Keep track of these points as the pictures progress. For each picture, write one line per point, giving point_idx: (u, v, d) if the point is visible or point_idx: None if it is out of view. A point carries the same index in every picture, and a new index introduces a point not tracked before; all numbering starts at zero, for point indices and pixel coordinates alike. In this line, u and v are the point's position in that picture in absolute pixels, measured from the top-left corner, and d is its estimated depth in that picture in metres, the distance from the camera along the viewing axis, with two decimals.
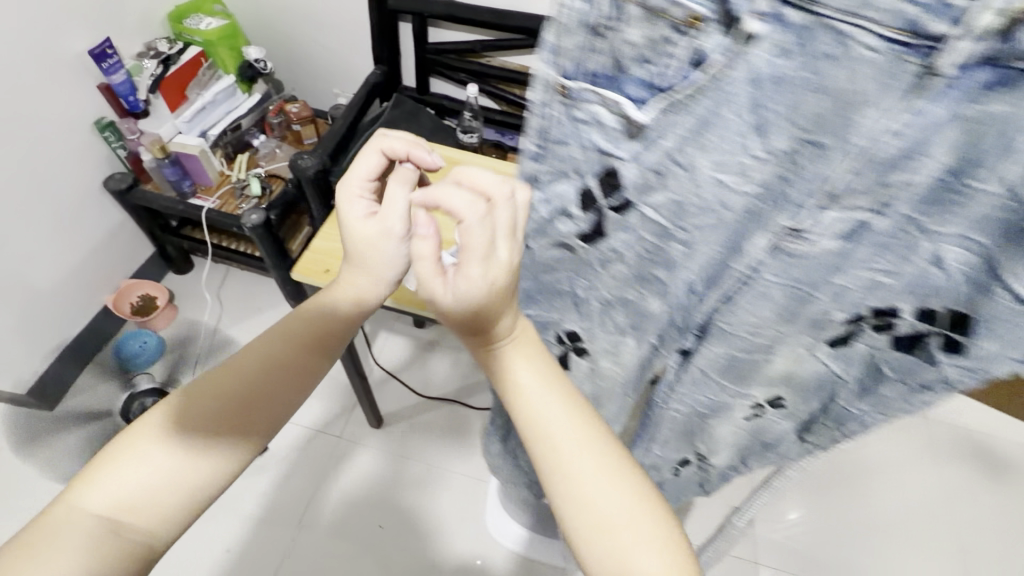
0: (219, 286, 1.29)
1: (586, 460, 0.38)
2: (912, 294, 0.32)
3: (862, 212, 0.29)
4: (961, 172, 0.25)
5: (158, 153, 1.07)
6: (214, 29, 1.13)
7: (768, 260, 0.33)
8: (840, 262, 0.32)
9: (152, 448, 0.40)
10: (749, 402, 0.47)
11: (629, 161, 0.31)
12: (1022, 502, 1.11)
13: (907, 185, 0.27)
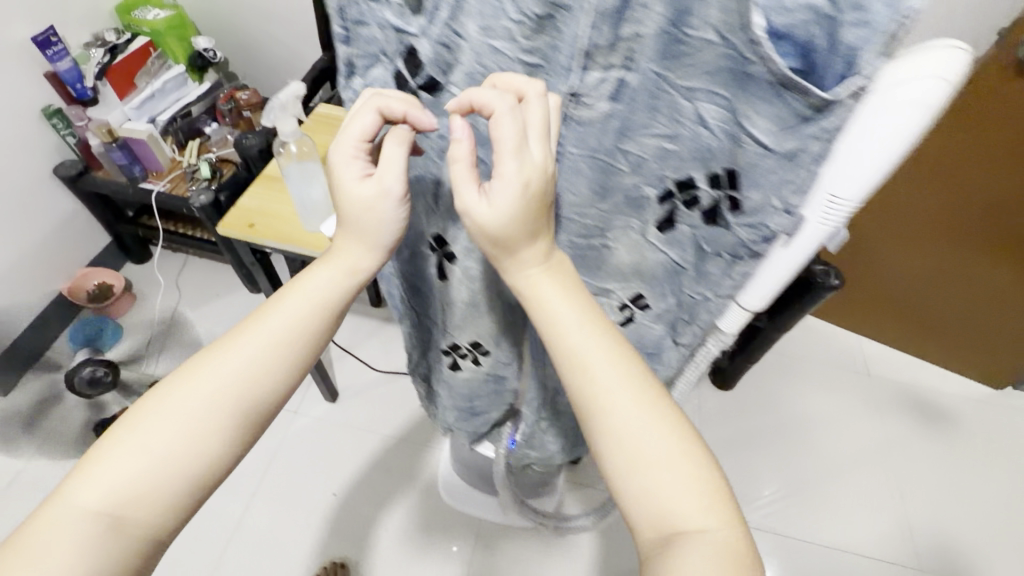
0: (178, 272, 1.34)
1: (625, 393, 0.34)
2: (697, 160, 0.32)
3: (616, 69, 0.28)
4: (679, 22, 0.26)
5: (106, 137, 1.08)
6: (161, 19, 1.13)
7: (566, 133, 0.33)
8: (623, 128, 0.31)
9: (174, 422, 0.35)
10: (614, 302, 0.46)
11: (421, 36, 0.29)
12: (954, 447, 1.25)
13: (640, 37, 0.27)
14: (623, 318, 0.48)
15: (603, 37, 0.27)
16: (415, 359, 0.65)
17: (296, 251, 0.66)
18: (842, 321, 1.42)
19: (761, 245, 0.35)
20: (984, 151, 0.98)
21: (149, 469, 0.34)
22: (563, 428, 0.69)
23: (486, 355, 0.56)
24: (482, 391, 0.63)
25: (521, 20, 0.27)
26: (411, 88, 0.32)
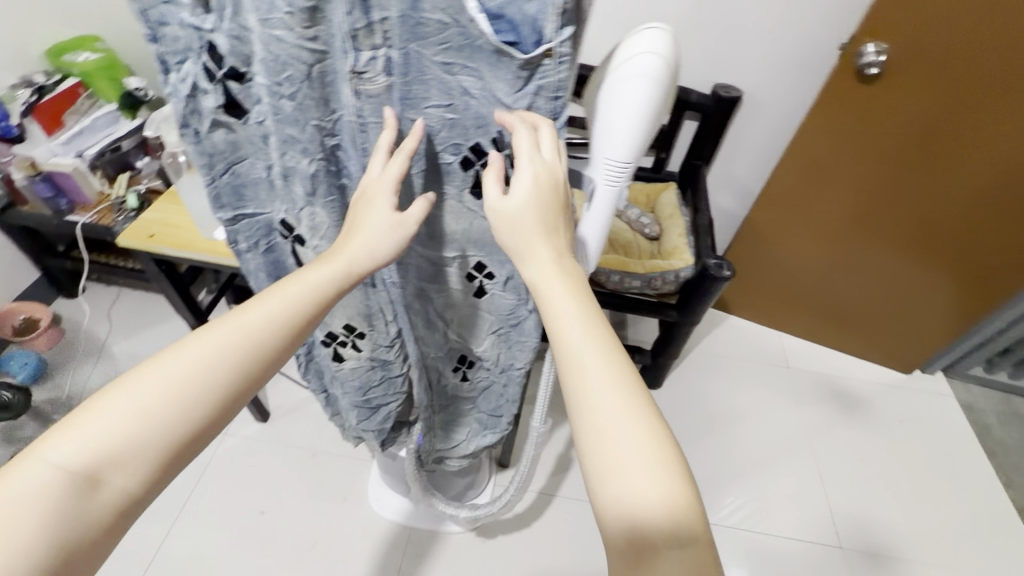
0: (111, 304, 1.35)
1: (613, 400, 0.35)
2: (477, 128, 0.40)
3: (381, 50, 0.35)
4: (416, 9, 0.33)
5: (29, 170, 1.13)
6: (91, 61, 1.18)
7: (362, 105, 0.38)
8: (405, 96, 0.38)
9: (159, 390, 0.36)
10: (459, 271, 0.53)
11: (217, 32, 0.35)
12: (872, 432, 1.31)
13: (389, 21, 0.34)
14: (473, 288, 0.55)
15: (358, 20, 0.33)
16: (305, 364, 0.73)
17: (194, 256, 0.71)
18: (761, 317, 1.51)
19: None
20: (853, 150, 1.09)
21: (129, 434, 0.35)
22: (461, 408, 0.76)
23: (363, 338, 0.61)
24: (374, 381, 0.68)
25: (290, 10, 0.33)
26: (220, 79, 0.38)
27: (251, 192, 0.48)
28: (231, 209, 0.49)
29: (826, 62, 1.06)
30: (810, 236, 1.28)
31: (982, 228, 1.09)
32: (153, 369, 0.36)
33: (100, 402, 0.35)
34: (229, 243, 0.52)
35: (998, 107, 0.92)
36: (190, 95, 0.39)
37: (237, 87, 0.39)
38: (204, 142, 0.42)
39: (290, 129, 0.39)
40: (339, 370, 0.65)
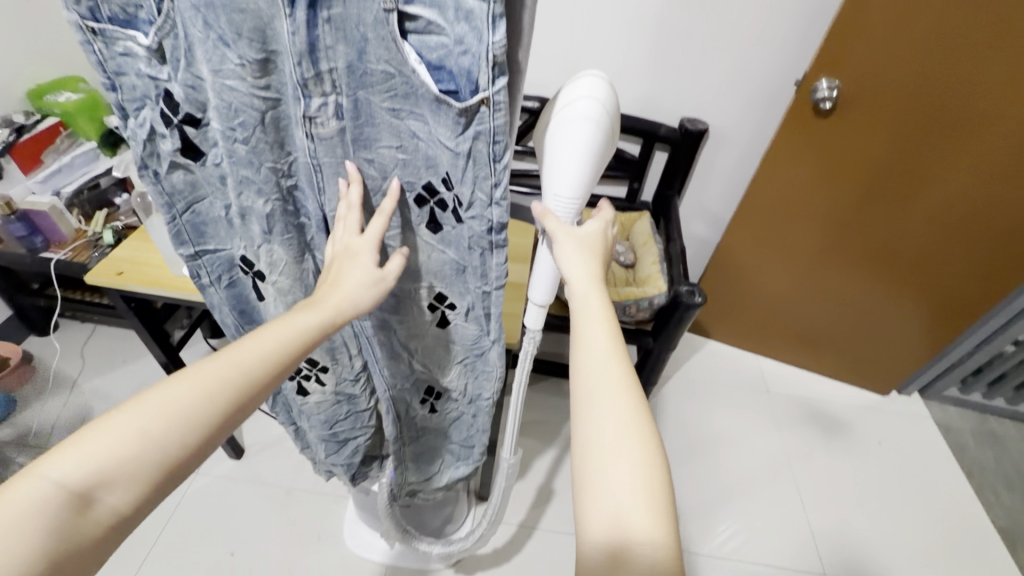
0: (83, 343, 1.34)
1: (620, 420, 0.39)
2: (427, 167, 0.41)
3: (329, 97, 0.37)
4: (360, 60, 0.35)
5: (3, 209, 1.11)
6: (72, 101, 1.19)
7: (315, 147, 0.40)
8: (357, 139, 0.40)
9: (170, 410, 0.36)
10: (421, 303, 0.54)
11: (173, 81, 0.37)
12: (853, 454, 1.32)
13: (335, 71, 0.35)
14: (436, 319, 0.55)
15: (307, 71, 0.35)
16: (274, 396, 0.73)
17: (162, 293, 0.71)
18: (740, 342, 1.53)
19: (495, 236, 0.44)
20: (817, 179, 1.13)
21: (135, 454, 0.35)
22: (430, 438, 0.75)
23: (326, 372, 0.62)
24: (339, 415, 0.69)
25: (242, 63, 0.34)
26: (177, 124, 0.39)
27: (211, 230, 0.49)
28: (192, 245, 0.50)
29: (784, 98, 1.12)
30: (781, 262, 1.31)
31: (941, 255, 1.14)
32: (168, 389, 0.37)
33: (109, 421, 0.35)
34: (193, 278, 0.53)
35: (948, 138, 0.97)
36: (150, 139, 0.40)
37: (193, 132, 0.40)
38: (164, 183, 0.44)
39: (246, 170, 0.41)
40: (305, 404, 0.67)
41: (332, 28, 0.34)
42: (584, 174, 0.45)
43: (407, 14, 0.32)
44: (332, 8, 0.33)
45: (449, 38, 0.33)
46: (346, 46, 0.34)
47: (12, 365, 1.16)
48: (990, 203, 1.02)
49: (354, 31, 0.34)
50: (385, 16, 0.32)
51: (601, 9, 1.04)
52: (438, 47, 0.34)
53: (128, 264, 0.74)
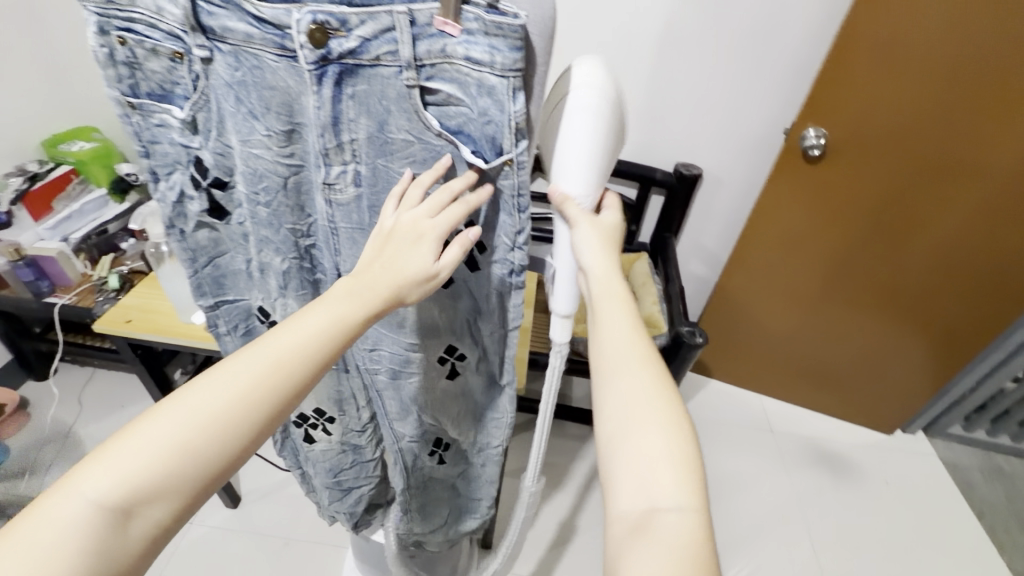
0: (81, 388, 1.32)
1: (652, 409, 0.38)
2: None
3: (348, 164, 0.39)
4: (383, 130, 0.38)
5: (13, 255, 1.14)
6: (86, 149, 1.24)
7: (333, 213, 0.42)
8: (374, 204, 0.42)
9: (203, 420, 0.33)
10: (432, 356, 0.55)
11: (204, 148, 0.40)
12: (862, 495, 1.30)
13: (355, 140, 0.38)
14: (446, 371, 0.57)
15: (329, 141, 0.37)
16: (281, 442, 0.72)
17: (170, 342, 0.71)
18: (743, 380, 1.52)
19: (515, 278, 0.46)
20: (810, 221, 1.17)
21: (174, 463, 0.32)
22: (439, 488, 0.74)
23: (333, 423, 0.64)
24: (345, 464, 0.69)
25: (269, 134, 0.37)
26: (206, 186, 0.43)
27: (231, 282, 0.51)
28: (211, 296, 0.51)
29: (775, 145, 1.16)
30: (780, 299, 1.32)
31: (936, 291, 1.16)
32: (199, 394, 0.34)
33: (143, 427, 0.33)
34: (208, 326, 0.54)
35: (932, 182, 1.02)
36: (178, 201, 0.43)
37: (219, 193, 0.43)
38: (189, 240, 0.46)
39: (267, 231, 0.43)
40: (311, 452, 0.67)
41: (355, 102, 0.36)
42: (589, 164, 0.43)
43: (427, 88, 0.36)
44: (356, 85, 0.36)
45: (469, 108, 0.37)
46: (368, 118, 0.37)
47: (8, 413, 1.18)
48: (979, 243, 1.06)
49: (376, 105, 0.37)
50: (407, 91, 0.36)
51: None
52: (456, 116, 0.38)
53: (137, 312, 0.74)
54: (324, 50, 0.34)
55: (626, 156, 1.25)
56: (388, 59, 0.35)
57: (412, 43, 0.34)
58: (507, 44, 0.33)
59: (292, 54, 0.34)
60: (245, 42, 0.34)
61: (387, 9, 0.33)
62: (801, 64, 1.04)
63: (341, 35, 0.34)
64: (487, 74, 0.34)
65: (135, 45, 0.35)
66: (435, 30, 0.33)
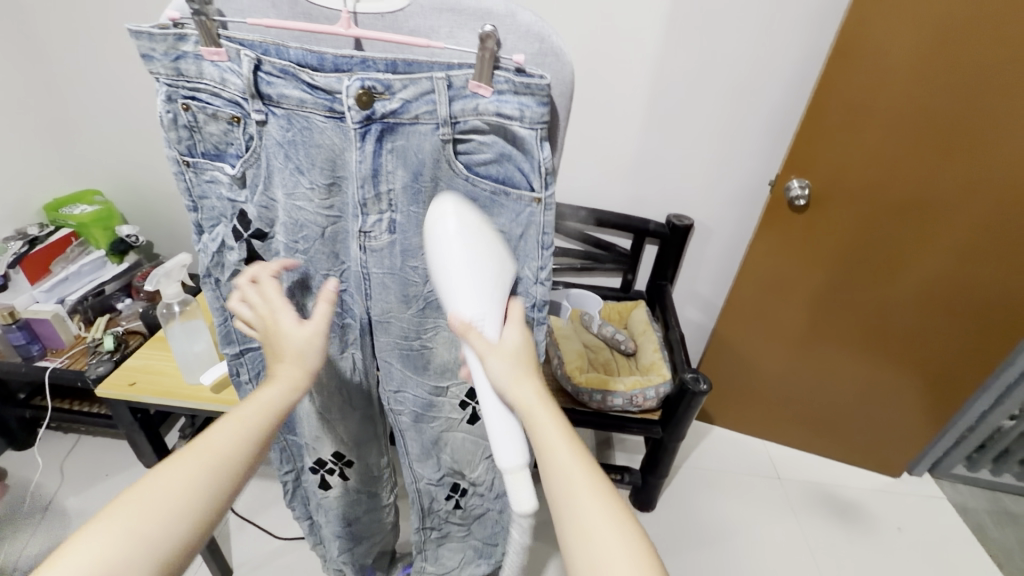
0: (65, 456, 1.26)
1: (609, 536, 0.38)
2: None
3: (384, 212, 0.42)
4: (417, 181, 0.41)
5: (6, 318, 1.10)
6: (88, 213, 1.25)
7: (367, 259, 0.45)
8: (403, 249, 0.45)
9: (160, 509, 0.37)
10: (453, 399, 0.58)
11: (250, 202, 0.43)
12: (878, 545, 1.26)
13: (393, 188, 0.41)
14: (467, 415, 0.60)
15: (369, 192, 0.41)
16: (292, 490, 0.69)
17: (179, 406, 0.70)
18: (744, 426, 1.51)
19: (535, 312, 0.50)
20: (801, 262, 1.20)
21: (130, 553, 0.35)
22: (454, 537, 0.75)
23: (350, 468, 0.65)
24: (356, 512, 0.71)
25: (312, 187, 0.41)
26: (246, 237, 0.45)
27: None
28: (237, 344, 0.54)
29: (762, 195, 1.22)
30: (774, 344, 1.35)
31: (929, 328, 1.19)
32: (154, 484, 0.38)
33: (102, 523, 0.36)
34: (231, 374, 0.57)
35: (906, 229, 1.08)
36: (219, 248, 0.46)
37: (259, 244, 0.46)
38: (224, 289, 0.49)
39: (301, 274, 0.47)
40: (323, 499, 0.67)
41: (394, 155, 0.40)
42: (483, 285, 0.42)
43: (461, 140, 0.39)
44: (395, 141, 0.39)
45: (494, 154, 0.40)
46: (405, 170, 0.41)
47: None
48: (956, 282, 1.11)
49: (413, 156, 0.40)
50: (441, 144, 0.39)
51: (590, 124, 1.17)
52: (484, 162, 0.41)
53: (140, 374, 0.74)
54: (370, 110, 0.37)
55: (619, 208, 1.29)
56: (427, 117, 0.38)
57: (449, 103, 0.37)
58: (535, 101, 0.37)
59: (340, 115, 0.37)
60: (298, 108, 0.37)
61: (427, 76, 0.36)
62: (777, 120, 1.11)
63: (384, 97, 0.37)
64: (516, 126, 0.38)
65: (197, 110, 0.39)
66: (468, 92, 0.37)
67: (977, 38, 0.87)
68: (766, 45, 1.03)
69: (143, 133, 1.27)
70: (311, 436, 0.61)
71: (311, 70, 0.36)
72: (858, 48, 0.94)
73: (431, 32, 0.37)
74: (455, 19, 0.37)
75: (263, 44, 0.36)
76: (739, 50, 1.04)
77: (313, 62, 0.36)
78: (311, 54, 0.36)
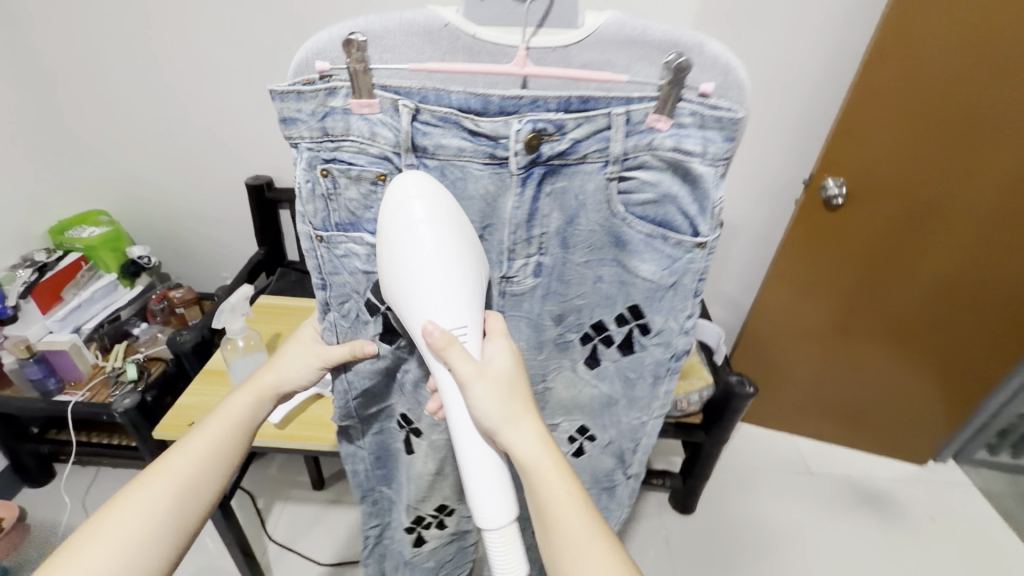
0: (85, 490, 1.20)
1: (593, 561, 0.43)
2: (605, 304, 0.54)
3: (532, 255, 0.50)
4: (566, 228, 0.49)
5: (23, 353, 1.05)
6: (97, 235, 1.18)
7: (505, 300, 0.52)
8: (548, 286, 0.53)
9: (178, 480, 0.51)
10: (564, 433, 0.65)
11: None
12: (913, 533, 1.28)
13: (543, 232, 0.48)
14: (573, 449, 0.66)
15: (520, 236, 0.48)
16: (372, 542, 0.78)
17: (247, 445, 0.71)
18: (774, 423, 1.52)
19: (675, 359, 0.54)
20: (829, 265, 1.21)
21: (156, 509, 0.49)
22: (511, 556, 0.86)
23: (449, 516, 0.75)
24: (445, 557, 0.83)
25: None
26: (381, 309, 0.52)
27: (374, 398, 0.61)
28: (348, 416, 0.61)
29: (791, 194, 1.22)
30: (802, 345, 1.36)
31: (952, 317, 1.21)
32: (170, 463, 0.51)
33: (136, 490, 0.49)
34: (343, 438, 0.64)
35: (931, 228, 1.10)
36: (354, 323, 0.54)
37: (392, 309, 0.52)
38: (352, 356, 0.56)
39: None
40: (417, 552, 0.79)
41: (551, 198, 0.47)
42: (454, 294, 0.43)
43: (624, 177, 0.45)
44: (556, 182, 0.46)
45: (655, 194, 0.46)
46: (559, 212, 0.48)
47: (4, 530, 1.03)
48: (979, 265, 1.12)
49: (569, 199, 0.47)
50: (606, 183, 0.45)
51: None
52: (643, 201, 0.46)
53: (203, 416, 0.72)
54: (536, 153, 0.43)
55: None
56: (596, 155, 0.44)
57: (624, 138, 0.43)
58: (721, 137, 0.42)
59: (500, 159, 0.44)
60: (456, 157, 0.44)
61: (605, 112, 0.42)
62: (809, 117, 1.11)
63: (554, 138, 0.43)
64: (697, 163, 0.43)
65: (337, 174, 0.45)
66: (644, 126, 0.43)
67: (1007, 35, 0.88)
68: (801, 43, 1.02)
69: (150, 148, 1.21)
70: (416, 498, 0.71)
71: (476, 115, 0.42)
72: (905, 46, 0.93)
73: (609, 66, 0.42)
74: (634, 52, 0.41)
75: (421, 91, 0.42)
76: (774, 49, 1.03)
77: (478, 106, 0.42)
78: (477, 99, 0.42)
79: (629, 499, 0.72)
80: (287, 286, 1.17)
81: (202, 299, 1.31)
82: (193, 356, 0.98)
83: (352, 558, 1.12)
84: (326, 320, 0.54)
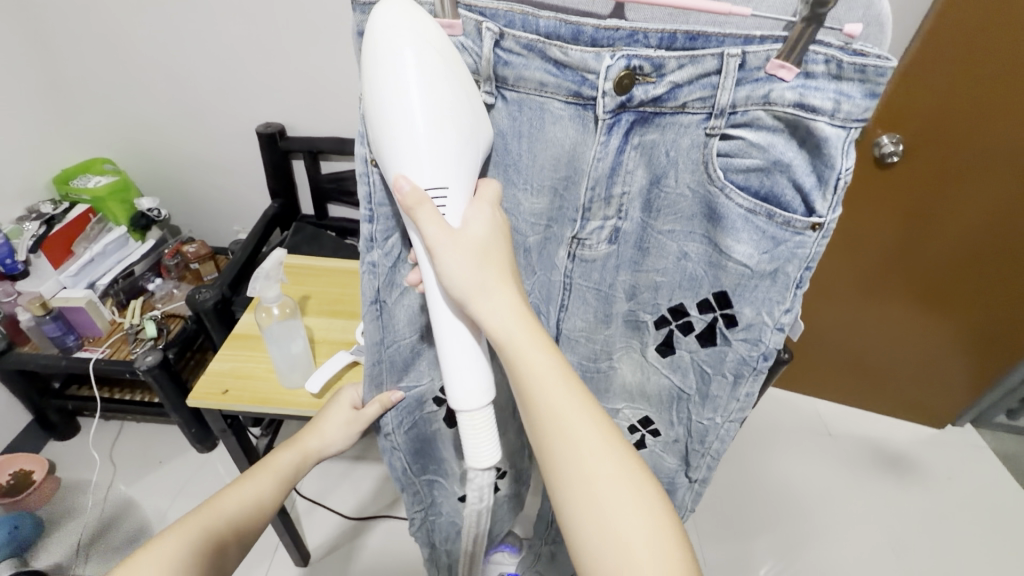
0: (112, 444, 1.21)
1: (608, 464, 0.38)
2: (685, 288, 0.49)
3: (613, 219, 0.46)
4: (655, 186, 0.45)
5: (38, 310, 1.01)
6: (104, 186, 1.12)
7: (573, 267, 0.49)
8: (618, 257, 0.49)
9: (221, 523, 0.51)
10: (625, 422, 0.63)
11: None
12: (930, 493, 1.30)
13: (624, 194, 0.45)
14: (635, 440, 0.64)
15: (599, 194, 0.44)
16: (417, 523, 0.76)
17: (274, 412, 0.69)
18: (797, 385, 1.51)
19: (762, 360, 0.47)
20: (869, 228, 1.16)
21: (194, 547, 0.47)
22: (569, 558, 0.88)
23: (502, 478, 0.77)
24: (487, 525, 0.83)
25: (527, 190, 0.46)
26: None
27: (405, 364, 0.57)
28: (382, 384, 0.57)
29: None
30: (835, 305, 1.31)
31: (989, 285, 1.16)
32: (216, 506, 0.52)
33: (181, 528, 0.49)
34: (377, 427, 0.62)
35: (989, 195, 1.03)
36: (395, 262, 0.48)
37: None
38: (387, 310, 0.51)
39: None
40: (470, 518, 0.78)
41: (637, 151, 0.43)
42: (442, 153, 0.37)
43: (728, 135, 0.40)
44: (645, 134, 0.42)
45: (763, 160, 0.40)
46: (644, 169, 0.44)
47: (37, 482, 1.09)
48: None
49: (658, 154, 0.43)
50: (705, 139, 0.40)
51: None
52: (747, 167, 0.41)
53: (229, 379, 0.71)
54: (626, 97, 0.39)
55: None
56: (697, 104, 0.39)
57: (735, 87, 0.37)
58: (863, 91, 0.34)
59: (585, 100, 0.40)
60: (539, 94, 0.41)
61: (716, 53, 0.36)
62: None
63: (649, 80, 0.38)
64: (823, 123, 0.36)
65: None
66: (763, 74, 0.37)
67: None
68: None
69: (152, 91, 1.12)
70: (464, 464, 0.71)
71: (563, 44, 0.38)
72: None
73: None
74: None
75: (507, 14, 0.38)
76: None
77: (567, 35, 0.38)
78: (567, 27, 0.38)
79: (692, 506, 0.65)
80: (303, 241, 1.12)
81: (217, 254, 1.26)
82: (213, 315, 0.94)
83: (380, 512, 1.14)
84: (366, 264, 0.47)
